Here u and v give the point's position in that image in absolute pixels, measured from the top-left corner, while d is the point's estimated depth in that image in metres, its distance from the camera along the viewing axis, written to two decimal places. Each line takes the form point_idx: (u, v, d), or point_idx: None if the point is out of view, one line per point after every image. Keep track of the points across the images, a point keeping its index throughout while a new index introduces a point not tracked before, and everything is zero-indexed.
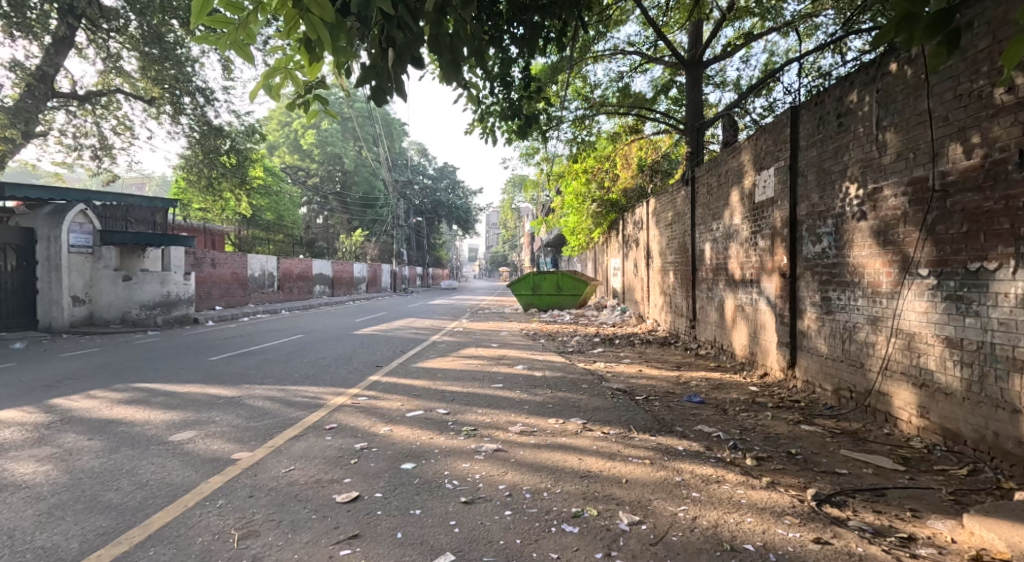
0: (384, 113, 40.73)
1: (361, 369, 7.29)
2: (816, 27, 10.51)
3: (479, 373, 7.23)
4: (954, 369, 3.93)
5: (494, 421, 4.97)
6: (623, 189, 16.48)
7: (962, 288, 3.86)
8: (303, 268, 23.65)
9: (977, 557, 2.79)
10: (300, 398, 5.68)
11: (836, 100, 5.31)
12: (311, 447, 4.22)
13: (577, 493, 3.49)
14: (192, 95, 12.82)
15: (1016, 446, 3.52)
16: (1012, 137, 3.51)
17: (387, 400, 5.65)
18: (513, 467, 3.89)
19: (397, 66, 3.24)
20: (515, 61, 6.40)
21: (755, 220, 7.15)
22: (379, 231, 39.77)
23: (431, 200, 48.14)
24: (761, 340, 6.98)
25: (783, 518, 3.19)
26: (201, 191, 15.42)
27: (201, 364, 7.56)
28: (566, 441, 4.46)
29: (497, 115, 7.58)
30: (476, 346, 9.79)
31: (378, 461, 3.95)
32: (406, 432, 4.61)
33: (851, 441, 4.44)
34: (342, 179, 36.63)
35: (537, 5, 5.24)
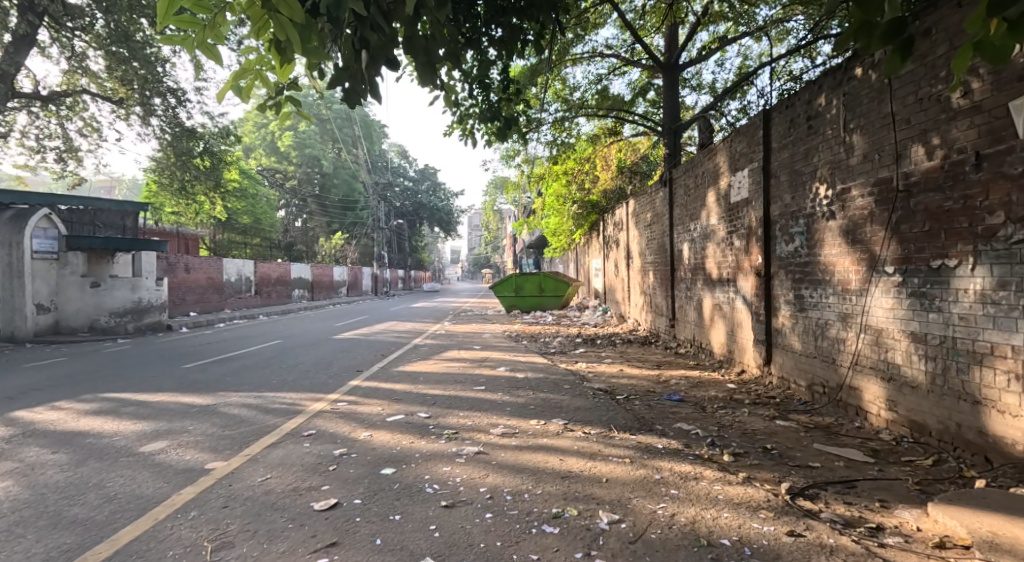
0: (364, 116, 40.56)
1: (341, 373, 7.27)
2: (788, 32, 10.75)
3: (461, 375, 7.26)
4: (919, 363, 4.06)
5: (476, 423, 5.00)
6: (604, 190, 16.64)
7: (926, 285, 3.99)
8: (281, 272, 23.42)
9: (941, 544, 2.89)
10: (277, 404, 5.66)
11: (806, 103, 5.46)
12: (289, 454, 4.21)
13: (557, 493, 3.55)
14: (163, 95, 12.64)
15: (977, 436, 3.64)
16: (969, 139, 3.63)
17: (367, 404, 5.66)
18: (494, 469, 3.93)
19: (371, 67, 3.26)
20: (494, 63, 6.44)
21: (730, 220, 7.28)
22: (359, 234, 39.55)
23: (413, 203, 48.02)
24: (738, 338, 7.13)
25: (758, 513, 3.28)
26: (174, 195, 15.22)
27: (176, 372, 7.49)
28: (547, 442, 4.52)
29: (476, 117, 7.63)
30: (457, 348, 9.82)
31: (357, 467, 3.97)
32: (386, 436, 4.63)
33: (824, 435, 4.57)
34: (321, 182, 36.32)
35: (515, 8, 5.31)
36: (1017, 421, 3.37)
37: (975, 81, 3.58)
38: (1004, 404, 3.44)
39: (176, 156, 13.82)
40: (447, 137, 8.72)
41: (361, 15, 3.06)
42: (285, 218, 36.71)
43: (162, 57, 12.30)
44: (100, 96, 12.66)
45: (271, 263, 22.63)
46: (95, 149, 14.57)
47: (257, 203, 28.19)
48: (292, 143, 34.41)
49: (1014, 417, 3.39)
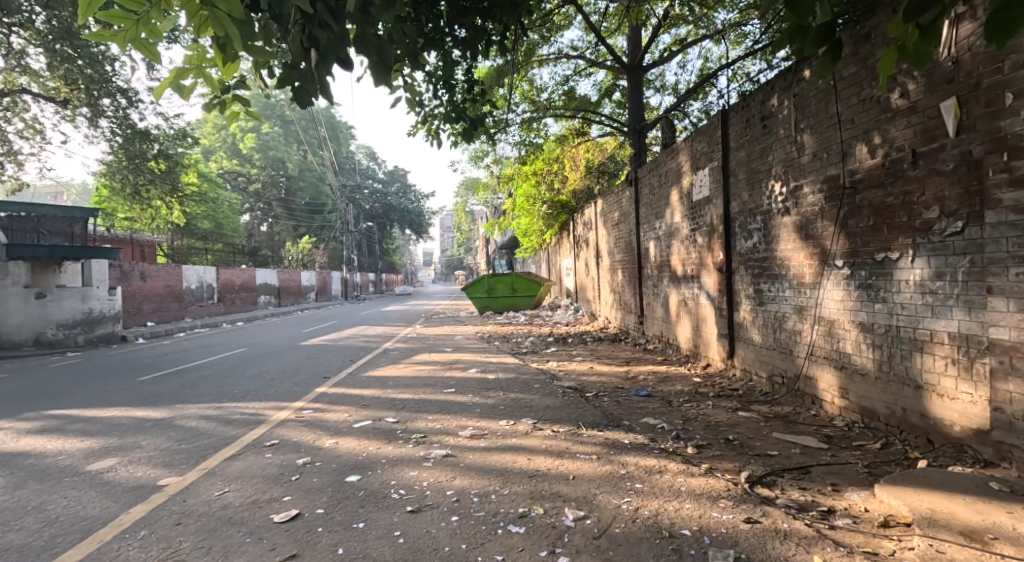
0: (330, 117, 40.09)
1: (307, 381, 7.22)
2: (746, 35, 11.04)
3: (432, 378, 7.28)
4: (867, 351, 4.27)
5: (445, 426, 5.05)
6: (573, 190, 16.75)
7: (872, 277, 4.19)
8: (245, 278, 23.01)
9: (885, 523, 3.04)
10: (239, 415, 5.60)
11: (760, 104, 5.65)
12: (249, 465, 4.20)
13: (523, 492, 3.62)
14: (112, 95, 12.34)
15: (920, 419, 3.83)
16: (906, 138, 3.83)
17: (334, 411, 5.65)
18: (462, 471, 3.99)
19: (321, 66, 3.24)
20: (458, 64, 6.49)
21: (693, 218, 7.47)
22: (327, 237, 39.12)
23: (382, 205, 47.68)
24: (703, 333, 7.32)
25: (718, 502, 3.40)
26: (128, 200, 14.82)
27: (131, 385, 7.34)
28: (517, 441, 4.60)
29: (441, 118, 7.67)
30: (429, 351, 9.82)
31: (321, 476, 3.98)
32: (352, 443, 4.65)
33: (782, 424, 4.75)
34: (287, 185, 35.72)
35: (478, 9, 5.37)
36: (954, 403, 3.56)
37: (911, 83, 3.77)
38: (943, 388, 3.63)
39: (128, 160, 13.47)
40: (412, 137, 8.73)
41: (308, 13, 3.07)
42: (250, 223, 36.02)
43: (110, 56, 11.97)
44: (42, 96, 12.25)
45: (235, 269, 22.23)
46: (38, 152, 14.09)
47: (219, 207, 27.65)
48: (255, 146, 33.78)
49: (952, 399, 3.57)
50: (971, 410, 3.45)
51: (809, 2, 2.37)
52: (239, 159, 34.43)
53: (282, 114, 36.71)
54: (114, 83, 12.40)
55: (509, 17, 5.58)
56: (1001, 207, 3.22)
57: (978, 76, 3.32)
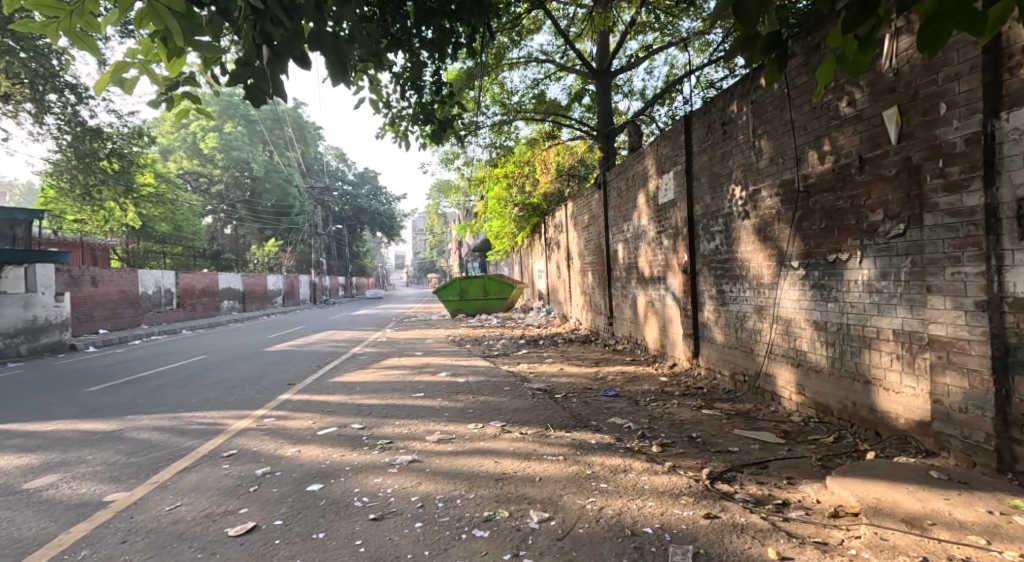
0: (297, 118, 39.55)
1: (270, 388, 7.14)
2: (709, 44, 11.32)
3: (400, 383, 7.27)
4: (821, 348, 4.45)
5: (412, 431, 5.07)
6: (544, 194, 16.76)
7: (824, 277, 4.37)
8: (207, 283, 22.56)
9: (834, 514, 3.17)
10: (195, 425, 5.52)
11: (720, 110, 5.82)
12: (204, 478, 4.16)
13: (489, 496, 3.67)
14: (59, 91, 11.98)
15: (869, 412, 4.00)
16: (854, 145, 4.01)
17: (297, 419, 5.61)
18: (429, 477, 4.02)
19: (274, 63, 3.26)
20: (426, 65, 6.52)
21: (659, 221, 7.62)
22: (295, 240, 38.55)
23: (352, 207, 47.22)
24: (670, 333, 7.48)
25: (680, 499, 3.51)
26: (78, 201, 14.43)
27: (80, 397, 7.15)
28: (484, 445, 4.65)
29: (409, 119, 7.71)
30: (398, 356, 9.78)
31: (281, 486, 3.97)
32: (315, 451, 4.64)
33: (743, 421, 4.90)
34: (251, 187, 35.00)
35: (445, 10, 5.41)
36: (899, 396, 3.74)
37: (858, 92, 3.95)
38: (888, 382, 3.82)
39: (78, 159, 13.10)
40: (380, 139, 8.74)
41: (259, 9, 3.03)
42: (213, 225, 35.35)
43: (56, 50, 11.63)
44: None
45: (196, 273, 21.76)
46: None
47: (178, 209, 26.99)
48: (218, 146, 33.11)
49: (897, 393, 3.76)
50: (914, 403, 3.63)
51: (754, 15, 2.48)
52: (200, 159, 33.69)
53: (247, 114, 36.03)
54: (61, 78, 12.05)
55: (477, 19, 5.65)
56: (938, 210, 3.40)
57: (916, 86, 3.50)
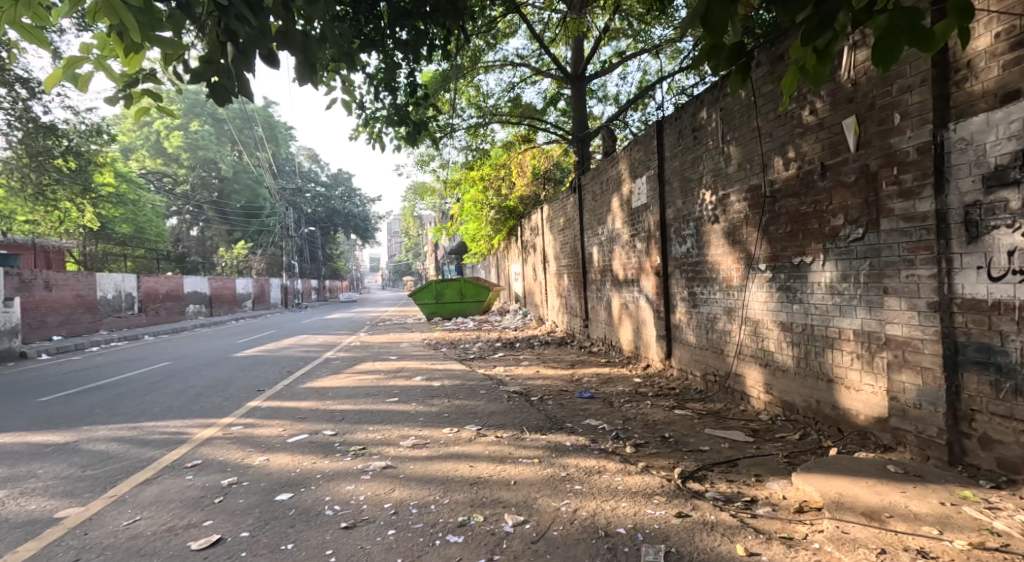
0: (267, 118, 39.01)
1: (238, 395, 7.06)
2: (680, 51, 11.55)
3: (374, 388, 7.25)
4: (787, 349, 4.59)
5: (386, 437, 5.08)
6: (520, 197, 16.83)
7: (790, 280, 4.51)
8: (171, 286, 22.12)
9: (800, 509, 3.27)
10: (157, 435, 5.43)
11: (691, 116, 5.96)
12: (166, 490, 4.09)
13: (464, 501, 3.71)
14: (11, 85, 11.67)
15: (832, 410, 4.15)
16: (816, 152, 4.16)
17: (266, 426, 5.57)
18: (402, 483, 4.04)
19: (240, 61, 3.26)
20: (400, 67, 6.53)
21: (633, 225, 7.75)
22: (264, 242, 38.06)
23: (325, 209, 46.78)
24: (643, 335, 7.61)
25: (653, 499, 3.58)
26: (30, 201, 14.04)
27: (33, 407, 6.97)
28: (459, 449, 4.68)
29: (383, 121, 7.73)
30: (373, 360, 9.74)
31: (248, 496, 3.94)
32: (284, 459, 4.61)
33: (714, 420, 5.02)
34: (220, 187, 34.35)
35: (419, 11, 5.46)
36: (859, 394, 3.89)
37: (820, 101, 4.10)
38: (850, 381, 3.96)
39: (31, 157, 12.77)
40: (354, 141, 8.77)
41: (223, 5, 3.05)
42: (178, 226, 34.52)
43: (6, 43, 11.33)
44: None
45: (159, 277, 21.32)
46: None
47: (139, 211, 26.24)
48: (183, 145, 32.49)
49: (857, 391, 3.91)
50: (874, 400, 3.78)
51: (720, 25, 2.56)
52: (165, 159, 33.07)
53: (214, 113, 35.47)
54: (12, 73, 11.74)
55: (451, 22, 5.70)
56: (893, 216, 3.54)
57: (873, 97, 3.65)
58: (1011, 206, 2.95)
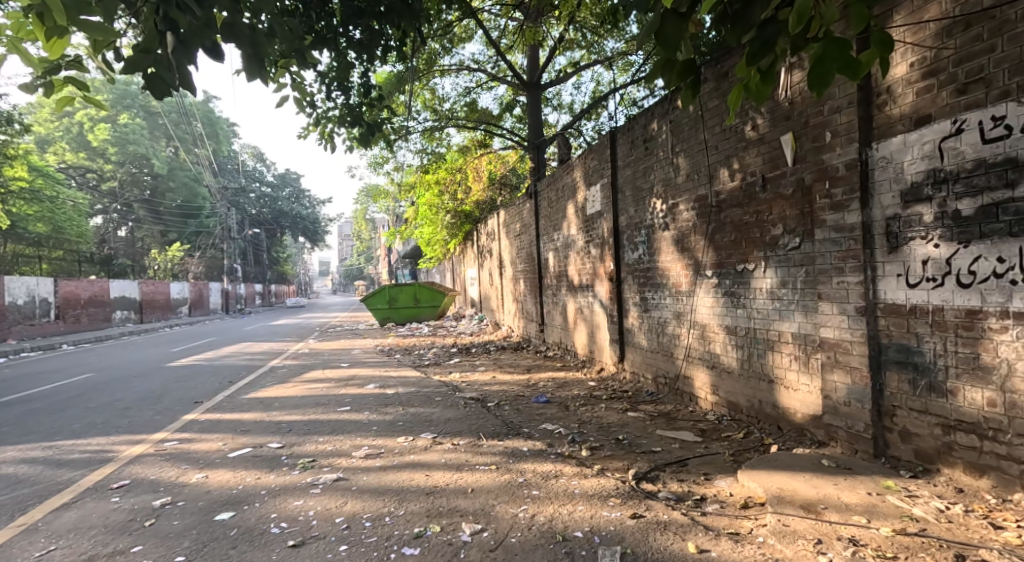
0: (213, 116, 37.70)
1: (173, 408, 6.83)
2: (631, 64, 11.88)
3: (325, 397, 7.16)
4: (732, 351, 4.82)
5: (338, 448, 5.05)
6: (476, 202, 16.80)
7: (734, 285, 4.75)
8: (93, 291, 21.14)
9: (745, 504, 3.44)
10: (81, 454, 5.18)
11: (642, 127, 6.17)
12: (86, 515, 3.86)
13: (420, 511, 3.69)
14: None
15: (772, 409, 4.39)
16: (757, 165, 4.40)
17: (204, 441, 5.43)
18: (354, 496, 3.99)
19: (181, 54, 3.15)
20: (353, 66, 6.53)
21: (587, 231, 7.94)
22: (202, 243, 37.16)
23: (271, 210, 45.74)
24: (597, 339, 7.80)
25: (608, 501, 3.67)
26: None
27: None
28: (414, 458, 4.71)
29: (336, 121, 7.70)
30: (322, 368, 9.60)
31: (183, 518, 3.77)
32: (225, 475, 4.49)
33: (665, 421, 5.22)
34: (153, 185, 32.52)
35: (374, 11, 5.52)
36: (797, 393, 4.13)
37: (761, 118, 4.35)
38: (788, 381, 4.21)
39: None
40: (304, 140, 8.66)
41: None
42: (103, 227, 31.37)
43: None
44: None
45: (81, 281, 20.37)
46: None
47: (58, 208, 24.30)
48: (110, 139, 29.29)
49: (795, 390, 4.15)
50: (809, 398, 4.02)
51: (674, 39, 2.70)
52: (88, 152, 29.68)
53: (147, 105, 32.46)
54: None
55: (406, 25, 5.76)
56: (826, 226, 3.79)
57: (807, 115, 3.91)
58: (926, 219, 3.21)
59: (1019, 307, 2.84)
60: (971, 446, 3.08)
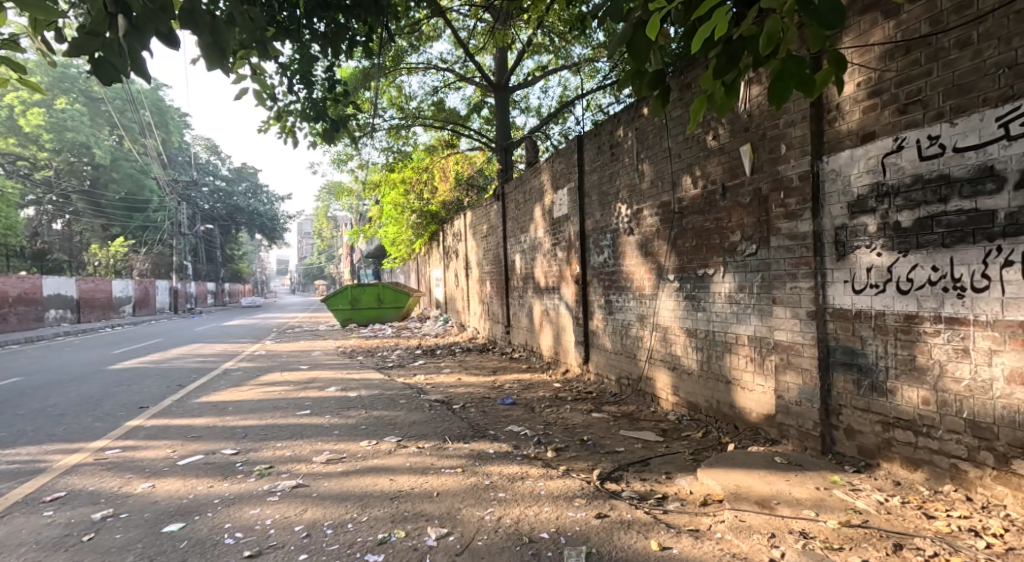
0: (164, 106, 36.27)
1: (116, 415, 6.63)
2: (598, 71, 12.07)
3: (283, 401, 7.08)
4: (692, 353, 4.99)
5: (297, 454, 5.02)
6: (442, 202, 16.73)
7: (694, 290, 4.92)
8: (24, 289, 20.23)
9: (705, 501, 3.58)
10: (15, 464, 4.99)
11: (608, 133, 6.32)
12: (21, 530, 3.73)
13: (384, 517, 3.71)
14: None
15: (729, 408, 4.55)
16: (717, 174, 4.57)
17: (150, 449, 5.31)
18: (314, 503, 3.97)
19: (133, 38, 3.01)
20: (317, 59, 6.50)
21: (554, 234, 8.06)
22: (149, 239, 35.95)
23: (227, 206, 44.80)
24: (562, 341, 7.92)
25: (574, 502, 3.76)
26: None
27: None
28: (376, 462, 4.72)
29: (298, 115, 7.65)
30: (281, 370, 9.46)
31: (127, 531, 3.68)
32: (174, 484, 4.41)
33: (627, 422, 5.35)
34: (94, 175, 31.07)
35: (340, 5, 5.53)
36: (752, 393, 4.30)
37: (722, 128, 4.51)
38: (744, 382, 4.38)
39: None
40: (263, 134, 8.58)
41: None
42: (35, 219, 30.07)
43: None
44: None
45: (8, 279, 19.43)
46: None
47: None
48: (45, 125, 27.02)
49: (750, 391, 4.32)
50: (764, 398, 4.19)
51: (645, 51, 2.79)
52: (19, 139, 27.51)
53: (87, 90, 29.82)
54: None
55: (373, 19, 5.78)
56: (780, 235, 3.97)
57: (764, 128, 4.09)
58: (870, 229, 3.41)
59: (951, 312, 3.03)
60: (908, 442, 3.27)
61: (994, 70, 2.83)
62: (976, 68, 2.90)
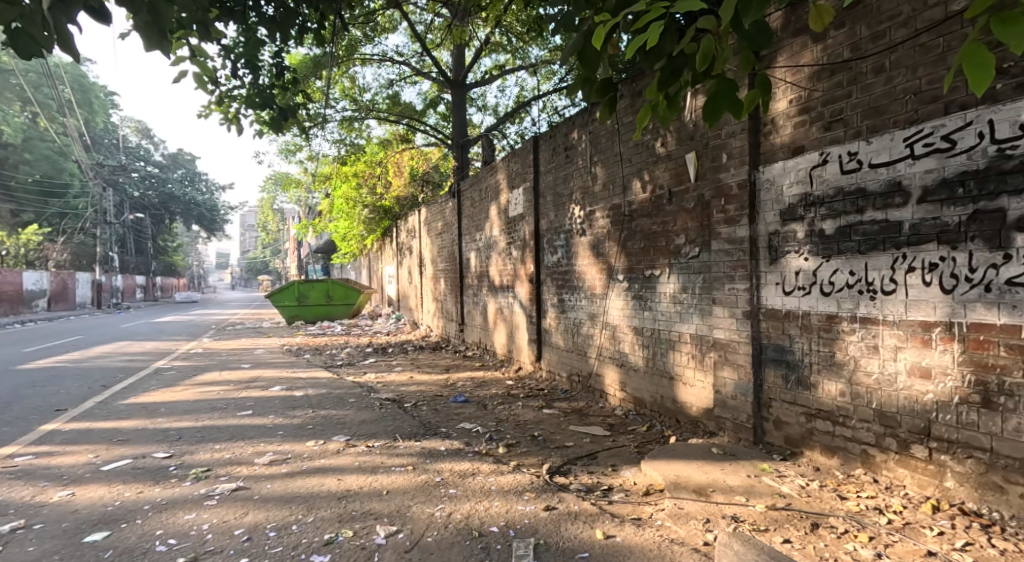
0: (89, 85, 34.19)
1: (29, 418, 6.36)
2: (554, 73, 12.25)
3: (221, 402, 6.93)
4: (639, 350, 5.19)
5: (238, 455, 4.97)
6: (396, 197, 16.62)
7: (642, 290, 5.13)
8: None
9: (647, 491, 3.77)
10: None
11: (564, 136, 6.47)
12: None
13: (331, 517, 3.74)
14: None
15: (673, 403, 4.77)
16: (666, 180, 4.78)
17: (71, 454, 5.13)
18: (257, 505, 3.96)
19: (59, 11, 3.00)
20: (264, 43, 6.41)
21: (509, 232, 8.18)
22: (68, 227, 34.01)
23: (159, 195, 42.99)
24: (515, 340, 8.05)
25: (523, 495, 3.89)
26: None
27: None
28: (324, 462, 4.73)
29: (242, 101, 7.52)
30: (220, 369, 9.23)
31: (42, 542, 3.57)
32: (97, 491, 4.30)
33: (577, 417, 5.51)
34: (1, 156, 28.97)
35: None
36: (692, 388, 4.53)
37: (669, 135, 4.72)
38: (686, 378, 4.60)
39: None
40: (204, 119, 8.39)
41: None
42: None
43: None
44: None
45: None
46: None
47: None
48: None
49: (691, 386, 4.55)
50: (703, 393, 4.42)
51: (594, 60, 2.94)
52: None
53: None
54: None
55: (323, 7, 5.77)
56: (721, 238, 4.19)
57: (707, 137, 4.31)
58: (799, 236, 3.66)
59: (864, 312, 3.30)
60: (827, 431, 3.54)
61: (902, 95, 3.11)
62: (889, 92, 3.16)
